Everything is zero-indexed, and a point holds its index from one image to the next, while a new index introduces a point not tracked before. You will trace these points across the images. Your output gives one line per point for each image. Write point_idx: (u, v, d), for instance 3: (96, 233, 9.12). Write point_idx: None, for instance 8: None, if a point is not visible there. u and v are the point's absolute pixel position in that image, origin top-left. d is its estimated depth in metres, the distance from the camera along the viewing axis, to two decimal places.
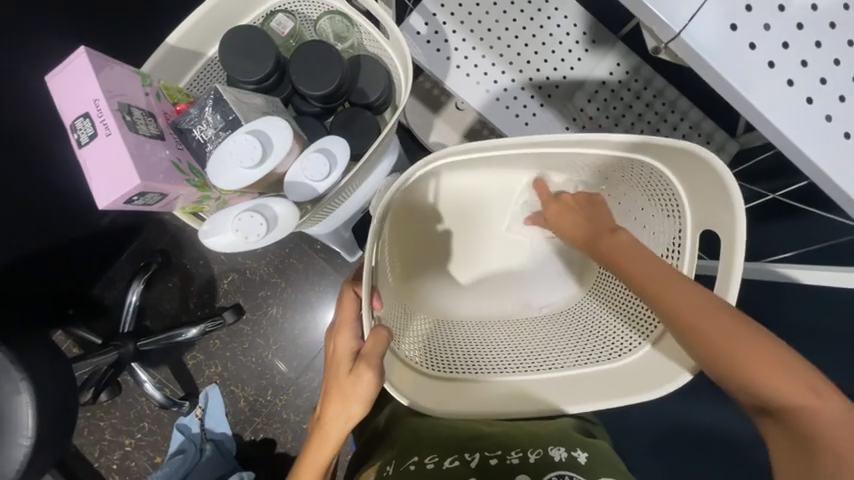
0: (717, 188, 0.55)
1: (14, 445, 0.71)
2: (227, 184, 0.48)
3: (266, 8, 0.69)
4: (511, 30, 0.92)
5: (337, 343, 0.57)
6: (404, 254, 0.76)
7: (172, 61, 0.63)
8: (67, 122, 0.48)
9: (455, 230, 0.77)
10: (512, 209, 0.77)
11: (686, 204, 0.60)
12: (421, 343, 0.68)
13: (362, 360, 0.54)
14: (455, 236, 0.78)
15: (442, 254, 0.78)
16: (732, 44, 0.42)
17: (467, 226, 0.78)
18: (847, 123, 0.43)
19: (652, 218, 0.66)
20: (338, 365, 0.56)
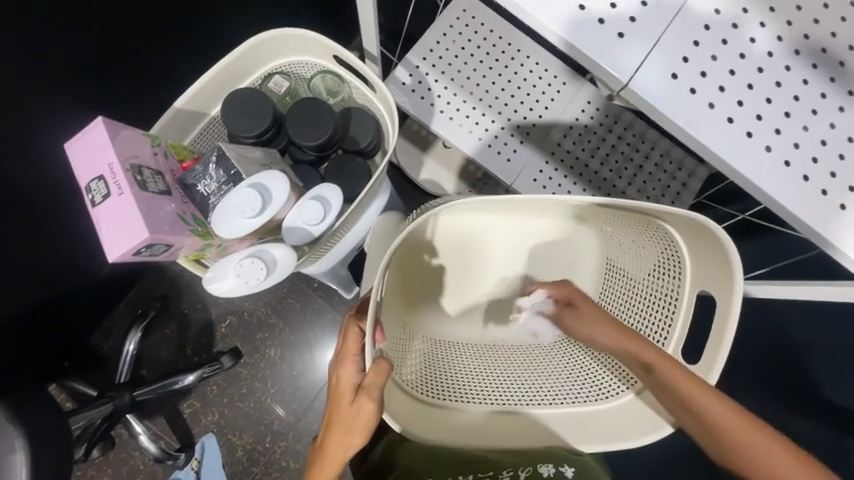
0: (703, 230, 0.57)
1: None
2: (228, 232, 0.51)
3: (264, 70, 0.75)
4: (487, 77, 1.00)
5: (341, 377, 0.59)
6: (403, 288, 0.78)
7: (177, 122, 0.68)
8: (82, 184, 0.52)
9: (451, 266, 0.80)
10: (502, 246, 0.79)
11: (679, 240, 0.62)
12: (418, 368, 0.69)
13: (363, 392, 0.55)
14: (449, 270, 0.80)
15: (438, 286, 0.80)
16: (676, 89, 0.48)
17: (461, 261, 0.80)
18: (785, 152, 0.49)
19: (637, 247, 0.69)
20: (341, 396, 0.58)
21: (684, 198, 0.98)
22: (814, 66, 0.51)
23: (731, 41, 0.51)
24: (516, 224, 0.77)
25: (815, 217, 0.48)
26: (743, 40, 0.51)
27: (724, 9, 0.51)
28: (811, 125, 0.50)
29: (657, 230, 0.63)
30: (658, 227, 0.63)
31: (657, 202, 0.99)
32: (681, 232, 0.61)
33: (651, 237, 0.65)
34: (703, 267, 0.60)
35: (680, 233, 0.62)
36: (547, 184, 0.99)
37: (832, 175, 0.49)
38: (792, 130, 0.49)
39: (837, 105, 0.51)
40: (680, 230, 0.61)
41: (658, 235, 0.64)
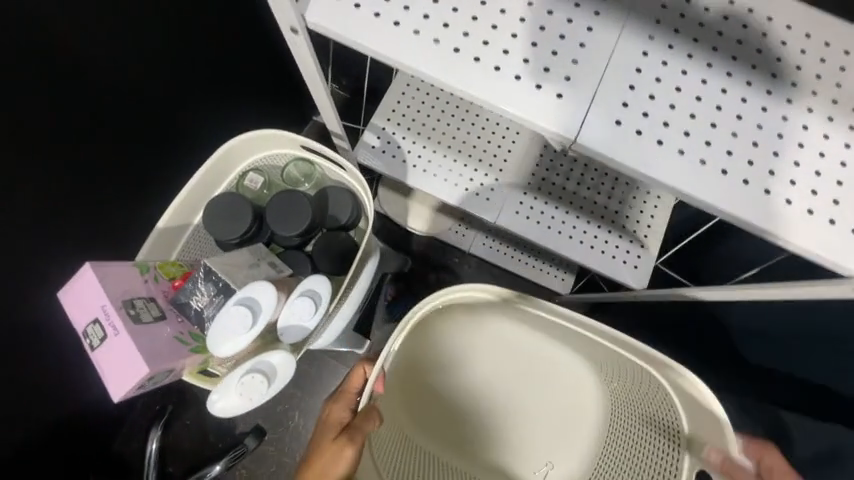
0: (660, 367, 0.70)
1: None
2: (225, 352, 0.52)
3: (238, 169, 0.79)
4: (451, 125, 1.04)
5: (332, 411, 0.72)
6: (405, 395, 0.90)
7: (162, 240, 0.70)
8: (79, 329, 0.54)
9: (461, 374, 0.94)
10: (522, 398, 0.93)
11: (680, 409, 0.71)
12: (394, 471, 0.74)
13: (347, 432, 0.64)
14: (470, 421, 0.92)
15: (454, 436, 0.91)
16: (623, 136, 0.51)
17: (476, 417, 0.92)
18: (741, 171, 0.50)
19: (637, 423, 0.79)
20: (328, 430, 0.69)
21: (665, 200, 1.00)
22: (749, 83, 0.53)
23: (665, 77, 0.53)
24: (532, 355, 0.94)
25: (784, 228, 0.49)
26: (676, 73, 0.53)
27: (651, 50, 0.53)
28: (760, 140, 0.51)
29: (649, 379, 0.74)
30: (650, 381, 0.74)
31: (640, 211, 1.01)
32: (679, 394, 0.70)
33: (648, 387, 0.76)
34: (705, 436, 0.67)
35: (679, 398, 0.71)
36: (530, 215, 1.01)
37: (791, 183, 0.50)
38: (742, 150, 0.51)
39: (781, 115, 0.52)
40: (676, 391, 0.70)
41: (657, 390, 0.74)
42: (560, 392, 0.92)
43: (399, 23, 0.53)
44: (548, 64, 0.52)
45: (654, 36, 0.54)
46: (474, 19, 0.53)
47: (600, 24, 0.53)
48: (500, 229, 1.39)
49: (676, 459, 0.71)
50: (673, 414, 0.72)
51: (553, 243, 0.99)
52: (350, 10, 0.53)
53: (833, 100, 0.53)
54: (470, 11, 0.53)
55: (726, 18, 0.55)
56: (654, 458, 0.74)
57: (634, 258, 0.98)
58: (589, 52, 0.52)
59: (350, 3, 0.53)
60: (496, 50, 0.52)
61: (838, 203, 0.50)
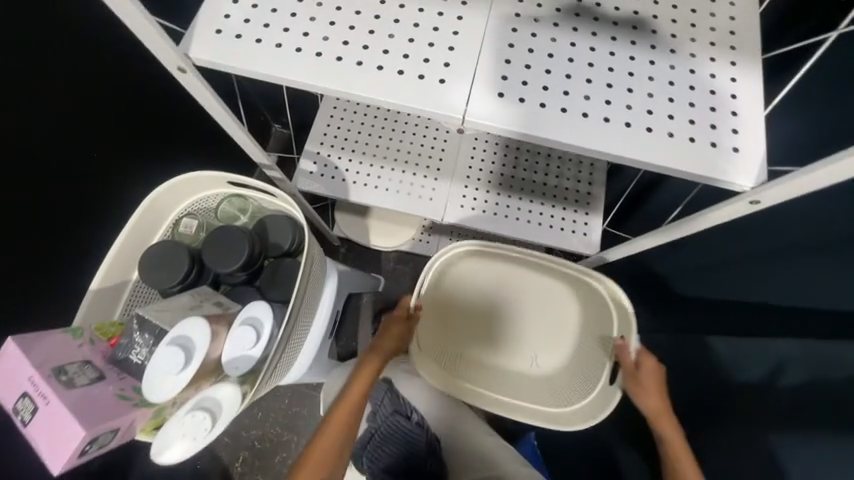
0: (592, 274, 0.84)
1: None
2: (162, 394, 0.51)
3: (171, 217, 0.79)
4: (383, 135, 1.07)
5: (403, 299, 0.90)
6: (446, 318, 0.98)
7: (100, 302, 0.68)
8: (9, 408, 0.51)
9: (488, 277, 0.98)
10: (527, 308, 0.97)
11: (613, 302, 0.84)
12: (439, 352, 0.93)
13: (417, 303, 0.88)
14: (496, 312, 0.98)
15: (482, 324, 0.98)
16: (507, 107, 0.54)
17: (497, 306, 0.98)
18: (621, 115, 0.54)
19: (603, 307, 0.88)
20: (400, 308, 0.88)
21: (598, 167, 1.05)
22: (615, 38, 0.58)
23: (538, 47, 0.57)
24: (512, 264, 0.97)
25: (672, 159, 0.53)
26: (546, 42, 0.57)
27: (520, 26, 0.57)
28: (636, 86, 0.55)
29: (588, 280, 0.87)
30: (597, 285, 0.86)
31: (578, 180, 1.05)
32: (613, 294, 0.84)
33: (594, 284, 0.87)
34: (596, 330, 0.91)
35: (607, 294, 0.85)
36: (474, 205, 1.03)
37: (670, 118, 0.54)
38: (620, 97, 0.55)
39: (648, 60, 0.57)
40: (610, 295, 0.85)
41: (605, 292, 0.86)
42: (543, 297, 0.97)
43: (282, 45, 0.56)
44: (427, 56, 0.55)
45: (520, 13, 0.58)
46: (352, 29, 0.57)
47: (469, 12, 0.57)
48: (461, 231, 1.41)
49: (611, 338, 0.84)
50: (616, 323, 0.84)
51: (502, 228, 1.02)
52: (233, 41, 0.56)
53: (691, 39, 0.58)
54: (348, 23, 0.57)
55: None
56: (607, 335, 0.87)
57: (581, 226, 1.01)
58: (464, 38, 0.56)
59: (231, 36, 0.56)
60: (377, 52, 0.56)
61: (716, 127, 0.54)
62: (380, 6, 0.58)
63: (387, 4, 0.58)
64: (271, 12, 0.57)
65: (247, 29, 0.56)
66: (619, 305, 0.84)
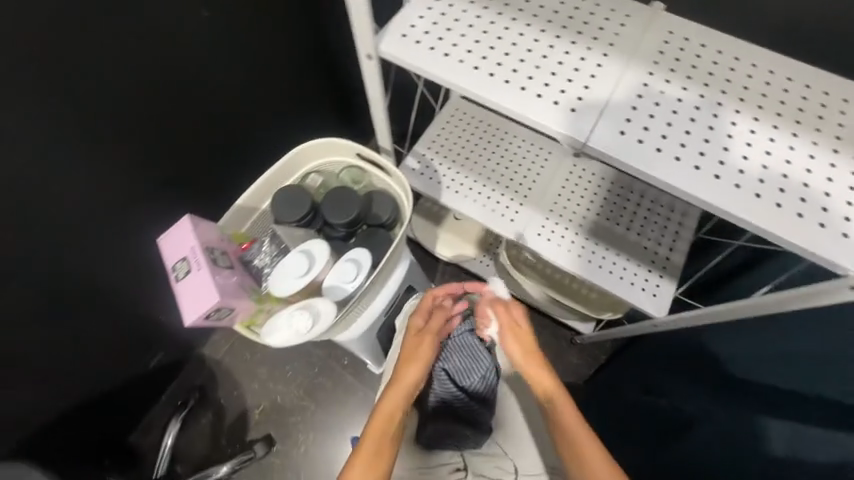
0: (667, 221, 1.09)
1: None
2: (283, 288, 0.68)
3: (302, 171, 0.94)
4: (484, 156, 1.18)
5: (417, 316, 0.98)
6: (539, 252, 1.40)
7: (237, 216, 0.85)
8: (169, 265, 0.66)
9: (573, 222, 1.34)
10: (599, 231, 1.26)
11: (679, 231, 1.07)
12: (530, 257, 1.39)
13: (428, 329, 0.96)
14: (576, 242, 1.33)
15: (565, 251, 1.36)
16: (627, 145, 0.62)
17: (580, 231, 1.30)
18: (733, 177, 0.60)
19: (669, 239, 1.08)
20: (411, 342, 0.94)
21: (682, 234, 1.07)
22: (739, 110, 0.63)
23: (663, 101, 0.64)
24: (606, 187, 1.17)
25: (781, 229, 0.57)
26: (672, 100, 0.64)
27: (651, 82, 0.65)
28: (751, 155, 0.61)
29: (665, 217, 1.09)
30: (669, 217, 1.09)
31: (660, 243, 1.07)
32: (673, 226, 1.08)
33: (667, 220, 1.09)
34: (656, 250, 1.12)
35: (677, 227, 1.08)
36: (551, 237, 1.09)
37: (781, 191, 0.59)
38: (735, 162, 0.61)
39: (768, 137, 0.62)
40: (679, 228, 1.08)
41: (673, 222, 1.09)
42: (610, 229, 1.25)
43: (449, 55, 0.68)
44: (565, 90, 0.65)
45: (653, 72, 0.66)
46: (507, 55, 0.68)
47: (608, 62, 0.67)
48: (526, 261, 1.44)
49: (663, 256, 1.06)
50: (671, 243, 1.07)
51: (573, 266, 1.06)
52: (412, 45, 0.70)
53: (817, 127, 0.61)
54: (504, 49, 0.68)
55: (716, 63, 0.66)
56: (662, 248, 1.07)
57: (653, 287, 1.04)
58: (598, 81, 0.66)
59: (411, 41, 0.70)
60: (523, 76, 0.66)
61: (827, 210, 0.58)
62: (534, 43, 0.69)
63: (540, 43, 0.69)
64: (446, 30, 0.70)
65: (425, 39, 0.70)
66: (683, 235, 1.07)
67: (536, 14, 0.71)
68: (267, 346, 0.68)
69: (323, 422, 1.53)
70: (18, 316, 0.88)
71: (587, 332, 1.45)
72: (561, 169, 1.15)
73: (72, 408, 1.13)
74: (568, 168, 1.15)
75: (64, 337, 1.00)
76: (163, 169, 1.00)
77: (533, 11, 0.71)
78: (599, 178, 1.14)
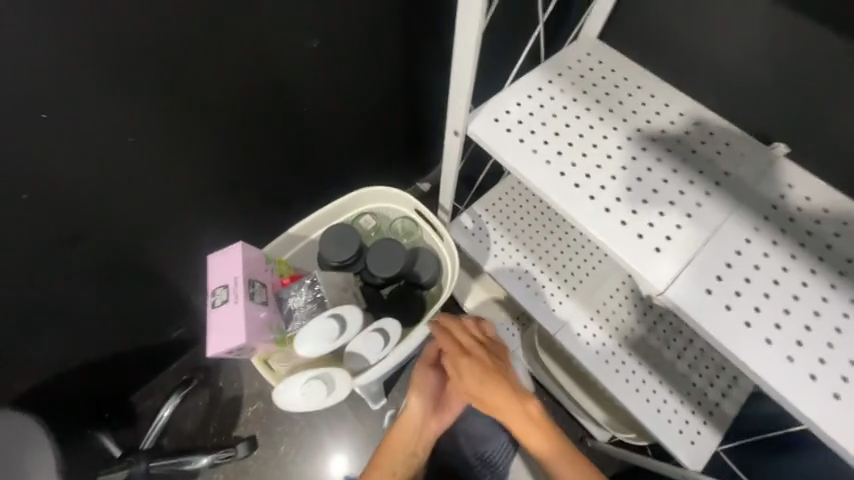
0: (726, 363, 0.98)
1: None
2: (307, 352, 0.66)
3: (357, 210, 0.94)
4: (541, 233, 1.13)
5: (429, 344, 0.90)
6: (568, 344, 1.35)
7: (284, 241, 0.86)
8: (210, 287, 0.67)
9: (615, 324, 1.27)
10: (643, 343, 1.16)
11: (737, 378, 0.96)
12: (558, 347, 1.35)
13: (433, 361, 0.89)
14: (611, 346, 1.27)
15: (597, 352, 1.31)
16: (711, 306, 0.54)
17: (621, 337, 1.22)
18: (833, 383, 0.50)
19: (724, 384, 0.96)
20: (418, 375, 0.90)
21: (740, 381, 0.96)
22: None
23: (763, 266, 0.57)
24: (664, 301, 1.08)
25: None
26: (775, 267, 0.57)
27: (754, 239, 0.58)
28: None
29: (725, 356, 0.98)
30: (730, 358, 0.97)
31: (712, 384, 0.96)
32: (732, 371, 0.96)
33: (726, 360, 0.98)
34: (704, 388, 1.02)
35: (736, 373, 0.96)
36: (591, 340, 1.01)
37: None
38: (839, 365, 0.51)
39: None
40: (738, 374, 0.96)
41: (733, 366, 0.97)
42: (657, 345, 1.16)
43: (536, 151, 0.66)
44: (653, 221, 0.59)
45: (759, 229, 0.59)
46: (598, 167, 0.64)
47: (709, 203, 0.61)
48: (553, 344, 1.36)
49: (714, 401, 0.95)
50: (725, 388, 0.96)
51: (608, 380, 0.97)
52: (501, 132, 0.68)
53: None
54: (596, 159, 0.65)
55: (837, 235, 0.58)
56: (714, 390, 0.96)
57: (692, 432, 0.92)
58: (694, 223, 0.59)
59: (502, 127, 0.68)
60: (611, 196, 0.62)
61: None
62: (630, 161, 0.64)
63: (637, 161, 0.64)
64: (540, 124, 0.68)
65: (517, 128, 0.68)
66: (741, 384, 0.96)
67: (640, 129, 0.67)
68: (277, 400, 0.68)
69: (308, 439, 1.51)
70: (69, 278, 0.94)
71: (599, 440, 1.33)
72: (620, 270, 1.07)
73: (91, 362, 1.19)
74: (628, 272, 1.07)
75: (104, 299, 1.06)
76: (234, 170, 1.05)
77: (637, 125, 0.68)
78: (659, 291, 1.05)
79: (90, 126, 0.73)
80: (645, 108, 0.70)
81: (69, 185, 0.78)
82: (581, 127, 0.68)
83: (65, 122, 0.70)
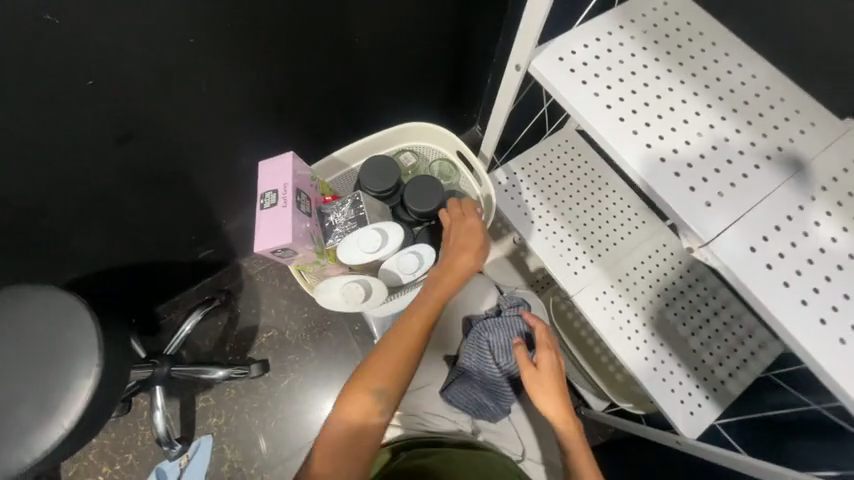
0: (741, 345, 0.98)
1: (73, 399, 0.86)
2: (349, 257, 0.74)
3: (399, 146, 0.95)
4: (574, 198, 1.13)
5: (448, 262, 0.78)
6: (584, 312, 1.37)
7: (327, 165, 0.87)
8: (260, 191, 0.70)
9: None
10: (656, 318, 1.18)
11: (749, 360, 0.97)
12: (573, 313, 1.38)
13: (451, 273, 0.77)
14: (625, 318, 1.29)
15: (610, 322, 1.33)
16: (752, 262, 0.55)
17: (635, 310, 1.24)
18: None
19: (733, 362, 0.98)
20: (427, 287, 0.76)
21: (750, 365, 0.97)
22: None
23: (812, 233, 0.57)
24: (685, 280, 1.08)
25: None
26: (824, 236, 0.56)
27: (808, 207, 0.58)
28: None
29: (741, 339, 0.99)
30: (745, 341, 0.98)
31: (722, 363, 0.98)
32: (744, 354, 0.98)
33: (742, 342, 0.99)
34: None
35: (748, 355, 0.97)
36: (608, 306, 1.03)
37: None
38: None
39: None
40: (751, 357, 0.97)
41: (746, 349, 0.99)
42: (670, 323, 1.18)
43: (598, 95, 0.65)
44: (706, 177, 0.60)
45: (816, 197, 0.58)
46: (658, 118, 0.63)
47: (768, 166, 0.60)
48: (565, 314, 1.39)
49: (722, 378, 0.97)
50: (735, 368, 0.97)
51: (620, 345, 0.99)
52: (565, 71, 0.66)
53: None
54: (658, 110, 0.64)
55: None
56: (724, 368, 0.97)
57: (694, 403, 0.95)
58: (749, 183, 0.59)
59: (566, 67, 0.67)
60: (667, 148, 0.62)
61: None
62: (693, 116, 0.63)
63: (700, 117, 0.63)
64: (605, 68, 0.67)
65: (581, 69, 0.66)
66: (752, 367, 0.96)
67: (708, 86, 0.65)
68: (317, 299, 0.76)
69: (315, 371, 1.59)
70: (118, 177, 0.98)
71: (594, 408, 1.39)
72: (647, 244, 1.07)
73: (127, 265, 1.25)
74: (656, 247, 1.07)
75: (145, 205, 1.11)
76: (280, 94, 1.05)
77: (706, 82, 0.65)
78: (683, 269, 1.05)
79: (161, 20, 0.73)
80: (717, 66, 0.67)
81: (133, 79, 0.80)
82: (647, 76, 0.66)
83: (135, 10, 0.70)
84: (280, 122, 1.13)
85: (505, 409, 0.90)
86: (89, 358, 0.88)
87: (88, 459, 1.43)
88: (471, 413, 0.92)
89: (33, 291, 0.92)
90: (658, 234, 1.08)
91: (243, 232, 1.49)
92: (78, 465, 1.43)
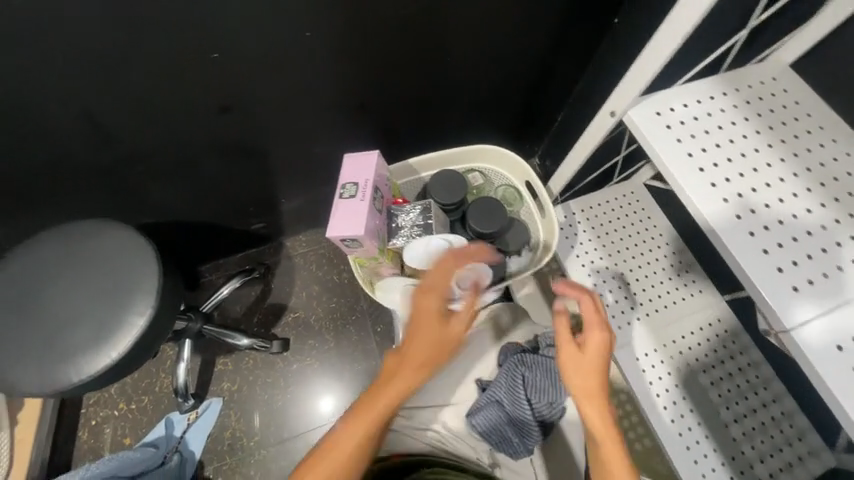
0: (790, 446, 0.90)
1: (124, 333, 0.92)
2: (415, 261, 0.77)
3: (470, 165, 0.98)
4: (631, 250, 1.10)
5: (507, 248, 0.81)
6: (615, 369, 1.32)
7: (400, 169, 0.91)
8: (340, 181, 0.74)
9: None
10: None
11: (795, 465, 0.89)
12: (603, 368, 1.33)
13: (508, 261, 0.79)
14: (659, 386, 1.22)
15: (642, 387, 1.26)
16: (837, 362, 0.52)
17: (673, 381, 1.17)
18: None
19: (777, 463, 0.90)
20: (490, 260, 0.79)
21: (795, 471, 0.89)
22: None
23: None
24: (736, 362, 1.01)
25: None
26: None
27: None
28: None
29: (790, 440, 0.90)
30: (794, 443, 0.90)
31: (763, 459, 0.90)
32: (791, 457, 0.90)
33: (791, 444, 0.90)
34: None
35: (795, 459, 0.89)
36: (648, 370, 0.99)
37: None
38: None
39: None
40: (798, 462, 0.89)
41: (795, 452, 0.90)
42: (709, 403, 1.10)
43: (692, 157, 0.64)
44: (797, 261, 0.57)
45: None
46: (752, 191, 0.62)
47: None
48: None
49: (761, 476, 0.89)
50: (777, 470, 0.89)
51: (653, 413, 0.95)
52: (661, 127, 0.66)
53: None
54: (753, 184, 0.62)
55: None
56: (765, 466, 0.90)
57: None
58: (844, 278, 0.56)
59: (663, 122, 0.67)
60: (758, 223, 0.60)
61: None
62: (789, 197, 0.61)
63: (796, 199, 0.61)
64: (703, 131, 0.66)
65: (678, 127, 0.66)
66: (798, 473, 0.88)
67: (810, 169, 0.63)
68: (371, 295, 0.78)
69: (330, 361, 1.61)
70: (209, 141, 1.06)
71: None
72: (700, 315, 1.02)
73: (191, 222, 1.35)
74: (709, 319, 1.02)
75: (221, 171, 1.19)
76: (366, 95, 1.11)
77: (808, 164, 0.63)
78: (737, 350, 0.98)
79: (286, 11, 0.81)
80: (823, 150, 0.64)
81: (247, 58, 0.88)
82: (746, 148, 0.65)
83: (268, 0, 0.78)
84: (359, 120, 1.19)
85: (528, 448, 0.88)
86: (145, 299, 0.94)
87: (110, 392, 1.51)
88: (491, 445, 0.89)
89: (113, 227, 1.00)
90: (714, 306, 1.03)
91: (296, 213, 1.56)
92: (99, 395, 1.52)
